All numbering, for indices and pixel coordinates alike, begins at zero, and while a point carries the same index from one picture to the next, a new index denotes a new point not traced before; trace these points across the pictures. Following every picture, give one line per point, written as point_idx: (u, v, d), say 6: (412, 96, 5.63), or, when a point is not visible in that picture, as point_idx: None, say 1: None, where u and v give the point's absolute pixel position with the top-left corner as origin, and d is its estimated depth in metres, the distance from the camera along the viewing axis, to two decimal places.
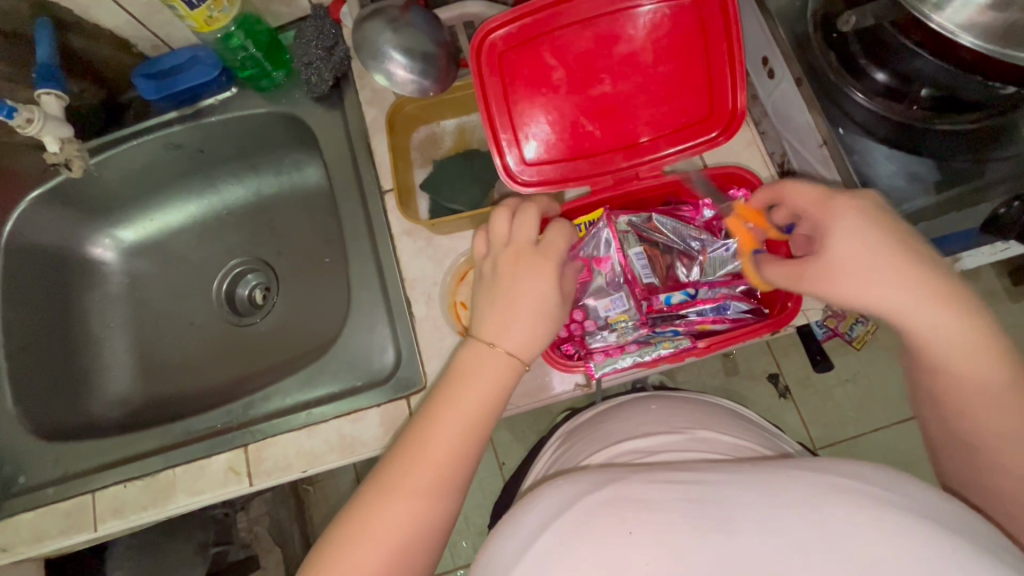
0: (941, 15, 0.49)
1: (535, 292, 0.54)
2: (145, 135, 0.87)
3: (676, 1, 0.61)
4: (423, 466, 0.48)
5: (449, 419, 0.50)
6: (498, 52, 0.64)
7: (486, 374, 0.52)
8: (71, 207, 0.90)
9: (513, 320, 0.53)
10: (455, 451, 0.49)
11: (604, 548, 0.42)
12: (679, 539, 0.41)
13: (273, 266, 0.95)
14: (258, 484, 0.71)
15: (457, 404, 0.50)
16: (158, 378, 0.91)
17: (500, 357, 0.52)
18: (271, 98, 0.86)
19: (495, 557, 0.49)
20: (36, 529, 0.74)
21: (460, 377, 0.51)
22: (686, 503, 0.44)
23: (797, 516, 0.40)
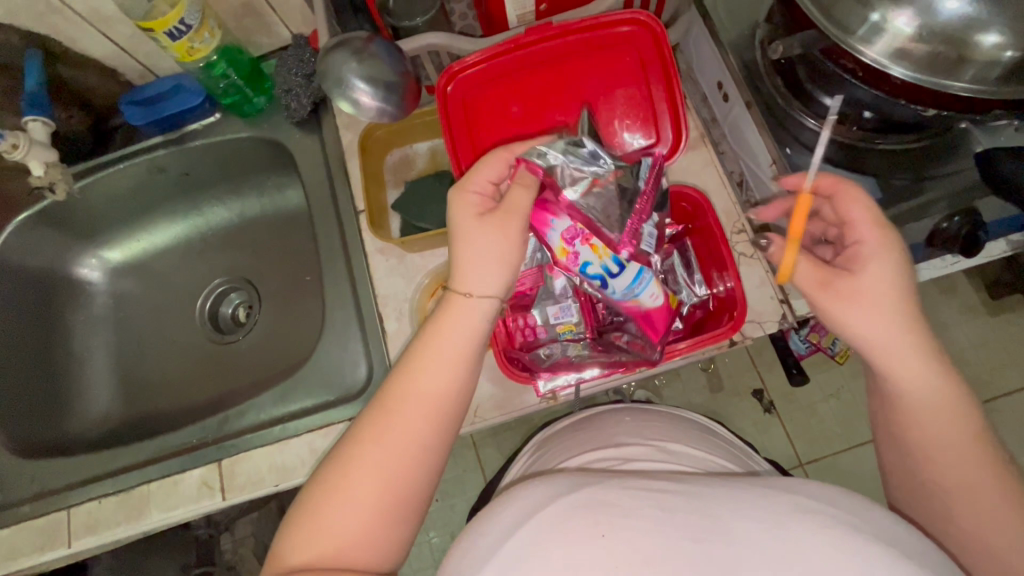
0: (871, 49, 0.52)
1: (492, 248, 0.54)
2: (130, 159, 0.90)
3: (616, 38, 0.67)
4: (398, 428, 0.48)
5: (422, 385, 0.49)
6: (462, 87, 0.68)
7: (460, 329, 0.52)
8: (57, 229, 0.93)
9: (484, 269, 0.53)
10: (427, 418, 0.49)
11: (576, 548, 0.42)
12: (650, 546, 0.42)
13: (255, 286, 0.97)
14: (231, 498, 0.72)
15: (432, 369, 0.50)
16: (139, 396, 0.93)
17: (471, 305, 0.53)
18: (252, 123, 0.89)
19: (463, 556, 0.49)
20: (9, 548, 0.74)
21: (436, 326, 0.52)
22: (657, 510, 0.45)
23: (737, 527, 0.42)
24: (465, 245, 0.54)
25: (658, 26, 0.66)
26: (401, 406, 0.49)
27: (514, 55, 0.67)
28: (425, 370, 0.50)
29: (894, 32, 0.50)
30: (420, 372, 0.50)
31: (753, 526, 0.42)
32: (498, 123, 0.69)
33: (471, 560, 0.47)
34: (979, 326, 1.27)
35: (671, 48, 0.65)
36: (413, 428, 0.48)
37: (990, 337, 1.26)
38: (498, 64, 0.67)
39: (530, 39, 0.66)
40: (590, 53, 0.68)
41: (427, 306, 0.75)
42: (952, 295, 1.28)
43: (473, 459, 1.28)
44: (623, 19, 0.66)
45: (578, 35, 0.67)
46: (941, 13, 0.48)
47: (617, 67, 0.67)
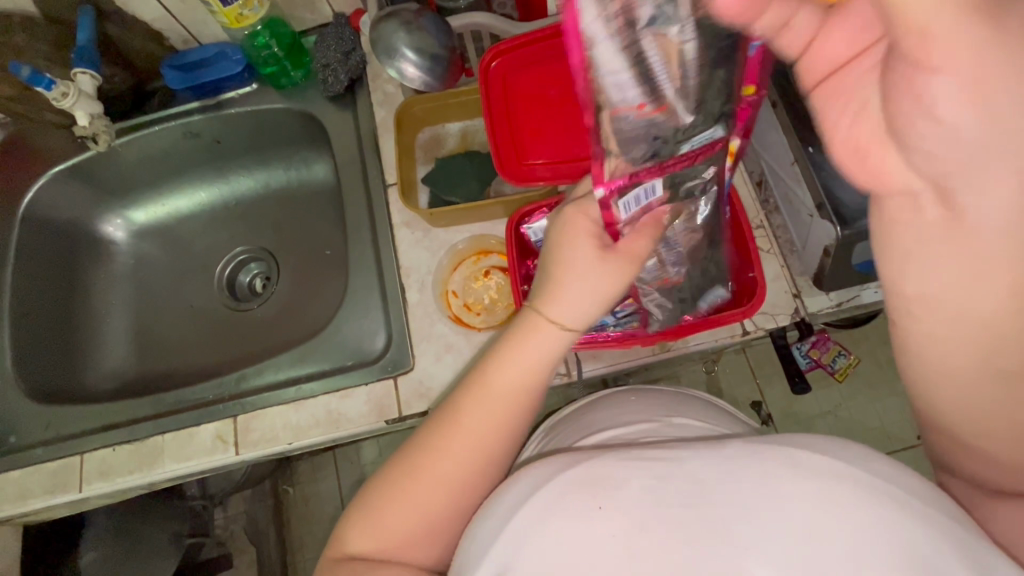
0: None
1: (591, 296, 0.53)
2: (167, 121, 0.92)
3: None
4: (473, 424, 0.54)
5: (488, 403, 0.54)
6: (502, 69, 0.72)
7: (537, 353, 0.54)
8: (89, 185, 0.95)
9: (578, 304, 0.54)
10: (488, 440, 0.54)
11: (575, 522, 0.44)
12: (645, 515, 0.44)
13: (275, 255, 0.99)
14: (243, 454, 0.74)
15: (501, 399, 0.54)
16: (154, 354, 0.94)
17: (552, 331, 0.54)
18: (287, 95, 0.91)
19: (473, 532, 0.51)
20: (21, 488, 0.76)
21: (516, 340, 0.55)
22: (652, 479, 0.46)
23: (750, 487, 0.43)
24: (576, 249, 0.53)
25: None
26: (466, 422, 0.54)
27: (551, 39, 0.72)
28: (503, 362, 0.55)
29: None
30: (486, 394, 0.54)
31: (743, 486, 0.43)
32: (534, 104, 0.72)
33: (481, 542, 0.49)
34: None
35: None
36: (477, 452, 0.54)
37: None
38: (535, 48, 0.72)
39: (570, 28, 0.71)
40: None
41: (449, 278, 0.78)
42: None
43: None
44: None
45: None
46: None
47: None
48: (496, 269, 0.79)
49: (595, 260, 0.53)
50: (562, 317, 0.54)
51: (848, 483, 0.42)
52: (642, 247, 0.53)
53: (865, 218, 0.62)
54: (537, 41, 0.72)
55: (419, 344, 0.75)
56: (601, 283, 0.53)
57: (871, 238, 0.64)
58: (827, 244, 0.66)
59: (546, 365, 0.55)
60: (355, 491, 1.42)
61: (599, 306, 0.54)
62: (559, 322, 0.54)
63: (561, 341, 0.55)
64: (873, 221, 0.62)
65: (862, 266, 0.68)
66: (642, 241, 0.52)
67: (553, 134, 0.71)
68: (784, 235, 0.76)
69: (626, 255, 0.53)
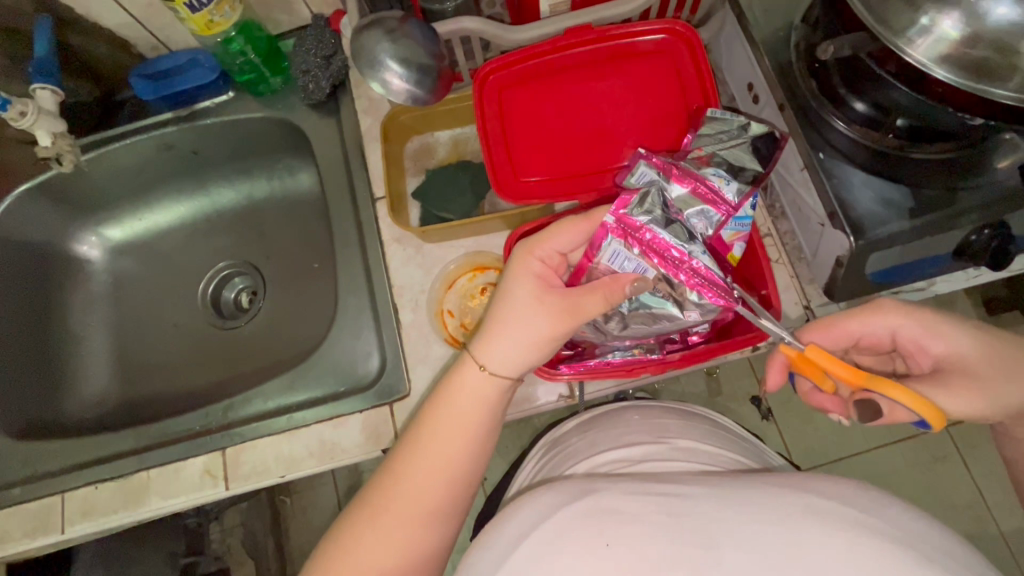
0: (916, 50, 0.50)
1: (528, 336, 0.54)
2: (139, 134, 0.87)
3: (648, 50, 0.71)
4: (419, 484, 0.51)
5: (429, 453, 0.52)
6: (499, 88, 0.71)
7: (466, 400, 0.53)
8: (58, 204, 0.90)
9: (507, 351, 0.53)
10: (432, 493, 0.51)
11: (582, 559, 0.41)
12: (657, 555, 0.40)
13: (261, 270, 0.94)
14: (234, 488, 0.70)
15: (436, 448, 0.52)
16: (136, 380, 0.90)
17: (480, 377, 0.53)
18: (266, 103, 0.86)
19: (475, 563, 0.49)
20: (1, 531, 0.72)
21: (452, 388, 0.54)
22: (665, 516, 0.43)
23: (771, 535, 0.39)
24: (513, 311, 0.54)
25: (690, 33, 0.69)
26: (408, 472, 0.51)
27: (550, 56, 0.71)
28: (443, 413, 0.53)
29: (940, 35, 0.48)
30: (421, 447, 0.52)
31: (758, 528, 0.40)
32: (534, 121, 0.71)
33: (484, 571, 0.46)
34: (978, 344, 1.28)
35: (703, 53, 0.68)
36: (422, 506, 0.51)
37: None
38: (531, 66, 0.71)
39: (567, 47, 0.70)
40: (622, 61, 0.71)
41: (445, 297, 0.75)
42: (949, 309, 1.22)
43: None
44: (658, 24, 0.69)
45: (611, 41, 0.70)
46: (992, 16, 0.46)
47: (648, 73, 0.70)
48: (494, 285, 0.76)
49: (535, 304, 0.54)
50: (492, 364, 0.53)
51: (871, 532, 0.39)
52: (593, 306, 0.54)
53: (879, 228, 0.59)
54: (536, 56, 0.70)
55: (415, 367, 0.72)
56: (534, 326, 0.53)
57: (885, 247, 0.60)
58: (839, 255, 0.63)
59: (479, 411, 0.53)
60: None
61: (529, 354, 0.54)
62: (486, 368, 0.53)
63: (492, 390, 0.54)
64: (886, 231, 0.59)
65: (873, 275, 0.66)
66: (591, 300, 0.54)
67: (556, 150, 0.70)
68: (792, 242, 0.73)
69: (541, 307, 0.54)
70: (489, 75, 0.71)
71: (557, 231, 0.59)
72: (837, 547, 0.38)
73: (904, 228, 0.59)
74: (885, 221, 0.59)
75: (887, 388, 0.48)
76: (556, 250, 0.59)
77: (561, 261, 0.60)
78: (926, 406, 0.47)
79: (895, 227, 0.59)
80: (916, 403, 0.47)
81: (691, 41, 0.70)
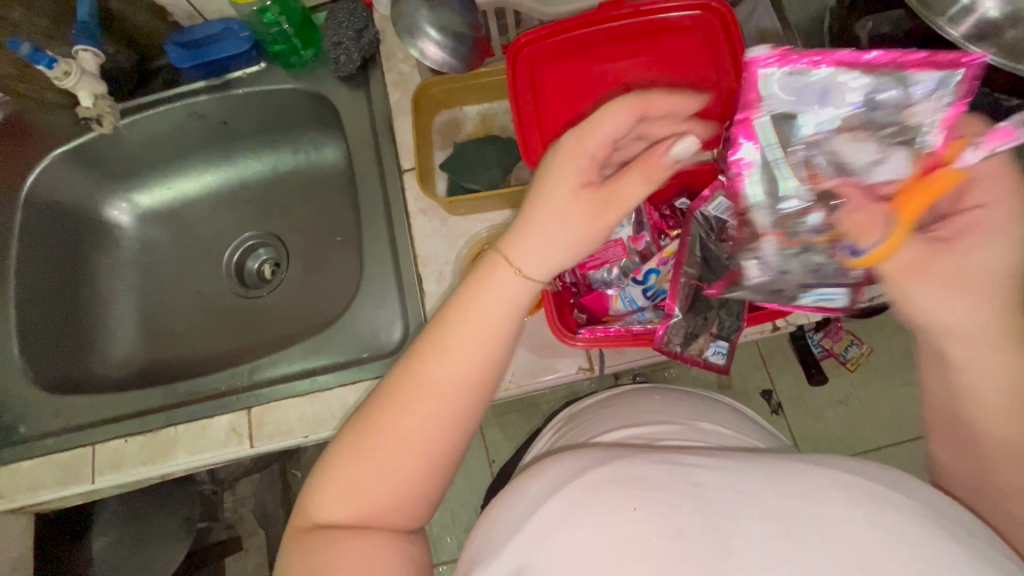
0: (958, 29, 0.50)
1: (567, 239, 0.48)
2: (171, 102, 0.89)
3: (683, 28, 0.70)
4: (436, 401, 0.45)
5: (449, 360, 0.45)
6: (531, 62, 0.71)
7: (497, 302, 0.47)
8: (92, 167, 0.92)
9: (541, 249, 0.47)
10: (455, 395, 0.46)
11: (609, 521, 0.42)
12: (682, 520, 0.41)
13: (285, 242, 0.96)
14: (258, 446, 0.73)
15: (463, 352, 0.46)
16: (161, 343, 0.92)
17: (509, 278, 0.47)
18: (297, 75, 0.88)
19: (492, 525, 0.48)
20: (34, 478, 0.75)
21: (476, 293, 0.47)
22: (690, 486, 0.43)
23: (799, 509, 0.40)
24: (545, 224, 0.48)
25: (726, 12, 0.68)
26: (429, 374, 0.45)
27: (582, 30, 0.71)
28: (460, 324, 0.46)
29: (981, 13, 0.49)
30: (449, 347, 0.46)
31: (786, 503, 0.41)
32: (563, 95, 0.71)
33: (503, 533, 0.46)
34: None
35: (737, 34, 0.68)
36: (449, 407, 0.45)
37: None
38: (563, 40, 0.71)
39: (599, 21, 0.70)
40: (654, 38, 0.70)
41: (468, 269, 0.75)
42: None
43: (479, 437, 1.32)
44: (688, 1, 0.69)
45: (643, 16, 0.70)
46: None
47: (681, 50, 0.70)
48: None
49: (568, 196, 0.48)
50: (526, 265, 0.47)
51: (894, 511, 0.39)
52: None
53: None
54: (567, 32, 0.70)
55: None
56: (573, 210, 0.48)
57: None
58: None
59: (508, 315, 0.47)
60: None
61: (568, 253, 0.48)
62: (516, 268, 0.47)
63: (521, 294, 0.47)
64: None
65: None
66: (629, 178, 0.49)
67: (584, 125, 0.70)
68: None
69: (608, 198, 0.49)
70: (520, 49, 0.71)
71: (604, 115, 0.50)
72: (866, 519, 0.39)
73: None
74: None
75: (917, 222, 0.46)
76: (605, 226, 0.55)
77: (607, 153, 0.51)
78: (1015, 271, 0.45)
79: None
80: (944, 182, 0.45)
81: (725, 18, 0.69)
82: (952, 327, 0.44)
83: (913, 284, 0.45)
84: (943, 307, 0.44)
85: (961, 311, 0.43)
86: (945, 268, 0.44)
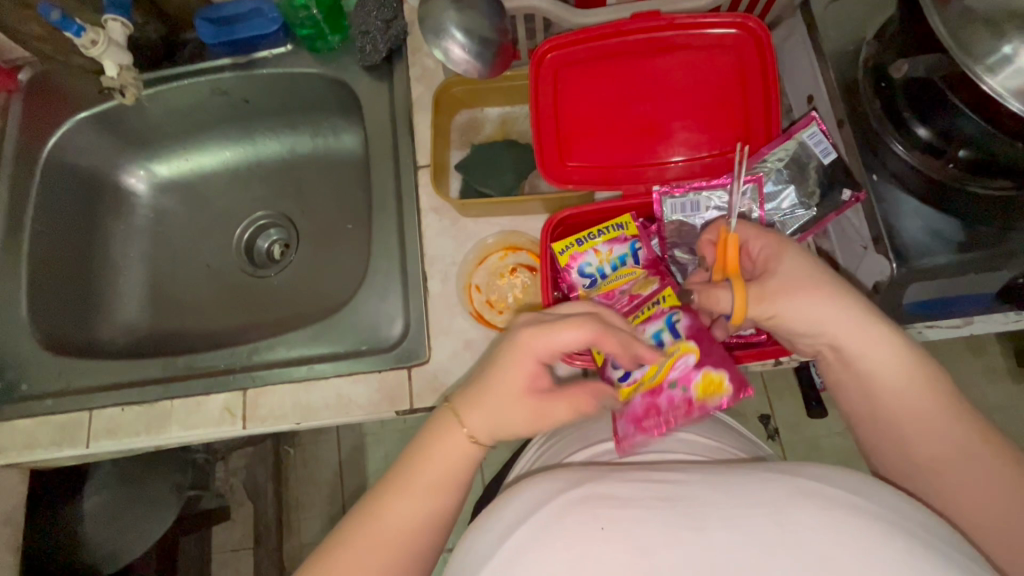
0: (994, 79, 0.48)
1: (510, 407, 0.51)
2: (195, 76, 0.89)
3: (718, 44, 0.69)
4: (393, 530, 0.48)
5: (417, 496, 0.49)
6: (556, 69, 0.70)
7: (449, 461, 0.51)
8: (113, 134, 0.93)
9: (499, 418, 0.51)
10: (414, 526, 0.49)
11: (575, 542, 0.41)
12: (646, 535, 0.41)
13: (296, 224, 0.96)
14: (250, 428, 0.73)
15: (427, 489, 0.50)
16: (166, 314, 0.93)
17: (460, 441, 0.51)
18: (322, 60, 0.87)
19: (467, 548, 0.48)
20: (30, 437, 0.76)
21: (429, 443, 0.51)
22: (658, 500, 0.43)
23: (775, 524, 0.40)
24: (500, 376, 0.51)
25: (763, 34, 0.67)
26: (392, 516, 0.49)
27: (611, 40, 0.69)
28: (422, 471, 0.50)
29: (1021, 66, 0.47)
30: (411, 483, 0.50)
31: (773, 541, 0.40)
32: (586, 105, 0.70)
33: (477, 552, 0.46)
34: (997, 391, 1.27)
35: (772, 58, 0.67)
36: (404, 534, 0.48)
37: (1002, 404, 1.26)
38: (590, 48, 0.70)
39: (630, 31, 0.68)
40: (686, 52, 0.69)
41: (474, 272, 0.75)
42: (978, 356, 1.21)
43: None
44: (722, 20, 0.68)
45: (677, 30, 0.69)
46: None
47: (715, 66, 0.69)
48: (523, 267, 0.76)
49: (525, 376, 0.51)
50: (475, 429, 0.51)
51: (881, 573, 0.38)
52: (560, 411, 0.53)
53: (923, 258, 0.59)
54: (594, 40, 0.70)
55: (437, 335, 0.73)
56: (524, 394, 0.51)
57: (930, 278, 0.60)
58: (877, 281, 0.62)
59: (461, 471, 0.51)
60: (353, 460, 1.40)
61: (524, 423, 0.52)
62: (470, 432, 0.51)
63: (472, 457, 0.52)
64: (930, 261, 0.58)
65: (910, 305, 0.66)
66: (570, 332, 0.51)
67: (602, 138, 0.70)
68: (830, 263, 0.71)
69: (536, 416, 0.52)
70: (545, 56, 0.70)
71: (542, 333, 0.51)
72: (835, 538, 0.39)
73: (952, 261, 0.59)
74: (930, 252, 0.59)
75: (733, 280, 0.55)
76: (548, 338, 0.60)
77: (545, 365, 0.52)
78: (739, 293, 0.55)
79: (940, 259, 0.59)
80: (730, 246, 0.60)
81: (761, 40, 0.68)
82: (845, 321, 0.52)
83: (770, 297, 0.54)
84: (811, 307, 0.53)
85: (827, 301, 0.52)
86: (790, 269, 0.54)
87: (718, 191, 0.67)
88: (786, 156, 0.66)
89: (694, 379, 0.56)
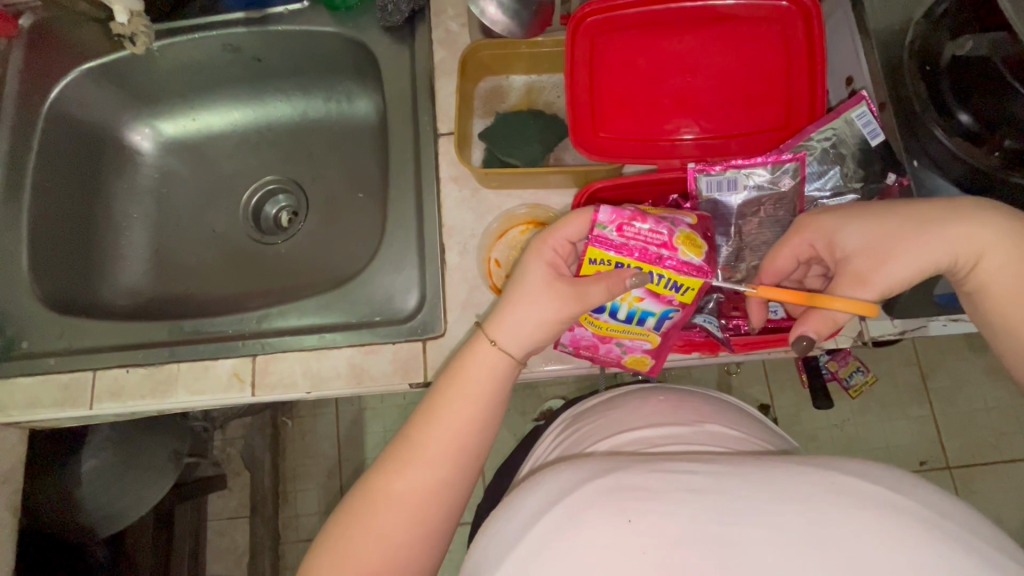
0: None
1: (536, 316, 0.54)
2: (206, 30, 0.85)
3: (763, 18, 0.66)
4: (441, 446, 0.51)
5: (456, 409, 0.52)
6: (592, 35, 0.67)
7: (480, 376, 0.53)
8: (119, 87, 0.90)
9: (519, 327, 0.54)
10: (458, 443, 0.51)
11: (601, 535, 0.41)
12: (674, 527, 0.41)
13: (306, 190, 0.93)
14: (259, 395, 0.72)
15: (463, 404, 0.52)
16: (171, 277, 0.90)
17: (492, 354, 0.54)
18: (339, 19, 0.83)
19: (493, 535, 0.48)
20: (32, 396, 0.75)
21: (462, 367, 0.54)
22: (687, 492, 0.43)
23: (804, 515, 0.40)
24: (519, 296, 0.55)
25: (812, 9, 0.64)
26: (433, 436, 0.51)
27: (652, 7, 0.67)
28: (457, 385, 0.53)
29: None
30: (446, 406, 0.52)
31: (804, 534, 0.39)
32: (621, 75, 0.68)
33: (504, 540, 0.46)
34: (991, 390, 1.30)
35: (820, 35, 0.64)
36: (451, 451, 0.51)
37: (992, 404, 1.29)
38: (628, 15, 0.67)
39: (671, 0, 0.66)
40: (729, 24, 0.66)
41: (494, 247, 0.73)
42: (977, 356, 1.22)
43: None
44: None
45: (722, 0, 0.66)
46: None
47: (759, 42, 0.66)
48: None
49: (543, 284, 0.55)
50: (503, 339, 0.54)
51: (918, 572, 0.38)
52: (597, 296, 0.54)
53: None
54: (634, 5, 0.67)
55: (452, 309, 0.71)
56: (547, 301, 0.54)
57: None
58: None
59: (495, 382, 0.54)
60: (352, 434, 1.39)
61: (538, 332, 0.55)
62: (498, 343, 0.54)
63: (505, 366, 0.54)
64: None
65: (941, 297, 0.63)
66: (595, 287, 0.54)
67: (634, 109, 0.67)
68: None
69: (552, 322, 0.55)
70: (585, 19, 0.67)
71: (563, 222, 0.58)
72: (863, 535, 0.39)
73: None
74: None
75: (830, 299, 0.53)
76: (567, 239, 0.58)
77: (568, 250, 0.58)
78: (863, 304, 0.53)
79: None
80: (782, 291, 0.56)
81: (810, 16, 0.65)
82: (945, 262, 0.50)
83: (871, 276, 0.52)
84: (911, 263, 0.51)
85: (922, 250, 0.50)
86: (862, 244, 0.53)
87: (758, 169, 0.65)
88: (832, 136, 0.64)
89: (635, 352, 0.64)
